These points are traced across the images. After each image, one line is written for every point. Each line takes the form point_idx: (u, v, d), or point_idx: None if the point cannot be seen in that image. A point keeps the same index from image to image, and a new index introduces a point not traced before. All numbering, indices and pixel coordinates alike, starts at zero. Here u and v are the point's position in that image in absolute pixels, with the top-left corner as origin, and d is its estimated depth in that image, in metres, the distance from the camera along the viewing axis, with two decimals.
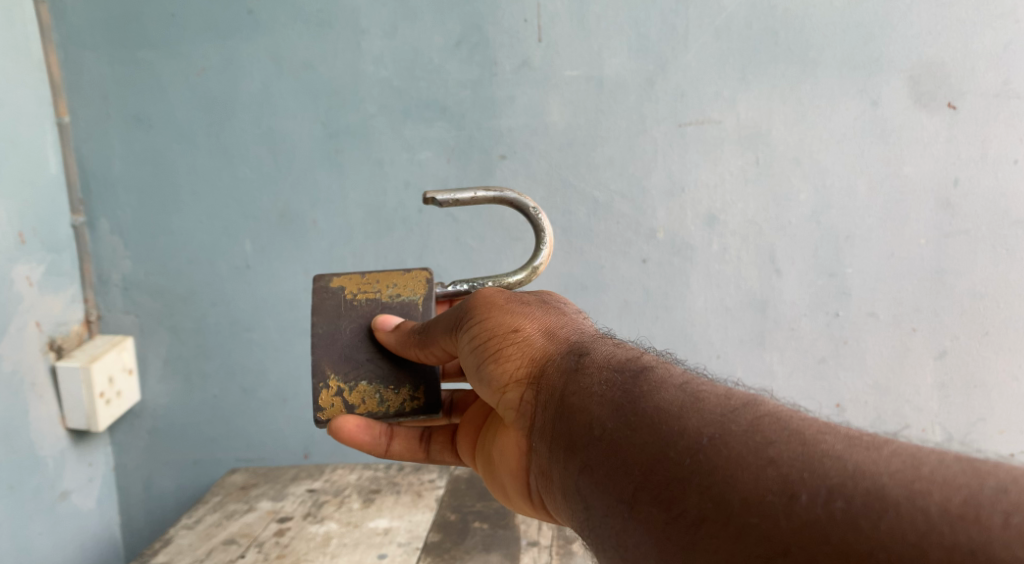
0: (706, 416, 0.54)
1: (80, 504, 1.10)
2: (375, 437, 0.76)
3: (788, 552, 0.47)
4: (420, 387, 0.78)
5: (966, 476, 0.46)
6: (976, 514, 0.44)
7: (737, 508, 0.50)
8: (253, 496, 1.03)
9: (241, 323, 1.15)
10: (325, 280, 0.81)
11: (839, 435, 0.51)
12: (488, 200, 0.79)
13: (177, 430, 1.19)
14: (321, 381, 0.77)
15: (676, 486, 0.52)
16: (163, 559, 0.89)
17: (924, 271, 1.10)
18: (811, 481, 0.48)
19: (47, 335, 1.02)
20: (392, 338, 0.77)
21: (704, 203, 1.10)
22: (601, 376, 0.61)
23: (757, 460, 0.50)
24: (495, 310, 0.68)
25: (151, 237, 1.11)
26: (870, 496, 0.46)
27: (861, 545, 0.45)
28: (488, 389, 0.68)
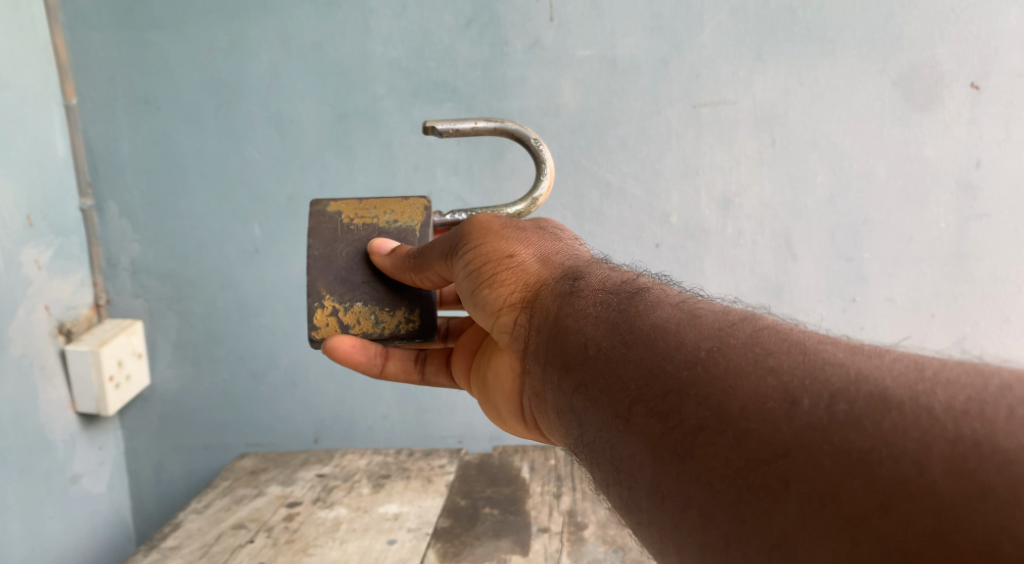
0: (705, 332, 0.49)
1: (91, 488, 1.10)
2: (370, 358, 0.73)
3: (788, 455, 0.42)
4: (416, 309, 0.74)
5: (969, 375, 0.41)
6: (981, 408, 0.39)
7: (734, 414, 0.44)
8: (262, 481, 1.03)
9: (249, 307, 1.14)
10: (322, 204, 0.77)
11: (840, 345, 0.46)
12: (492, 130, 0.77)
13: (187, 414, 1.19)
14: (315, 301, 0.74)
15: (672, 397, 0.47)
16: (172, 543, 0.89)
17: (944, 256, 1.08)
18: (812, 386, 0.43)
19: (56, 319, 1.02)
20: (387, 261, 0.73)
21: (719, 186, 1.08)
22: (597, 299, 0.57)
23: (756, 369, 0.45)
24: (490, 237, 0.64)
25: (159, 220, 1.10)
26: (873, 397, 0.41)
27: (862, 443, 0.40)
28: (483, 314, 0.65)
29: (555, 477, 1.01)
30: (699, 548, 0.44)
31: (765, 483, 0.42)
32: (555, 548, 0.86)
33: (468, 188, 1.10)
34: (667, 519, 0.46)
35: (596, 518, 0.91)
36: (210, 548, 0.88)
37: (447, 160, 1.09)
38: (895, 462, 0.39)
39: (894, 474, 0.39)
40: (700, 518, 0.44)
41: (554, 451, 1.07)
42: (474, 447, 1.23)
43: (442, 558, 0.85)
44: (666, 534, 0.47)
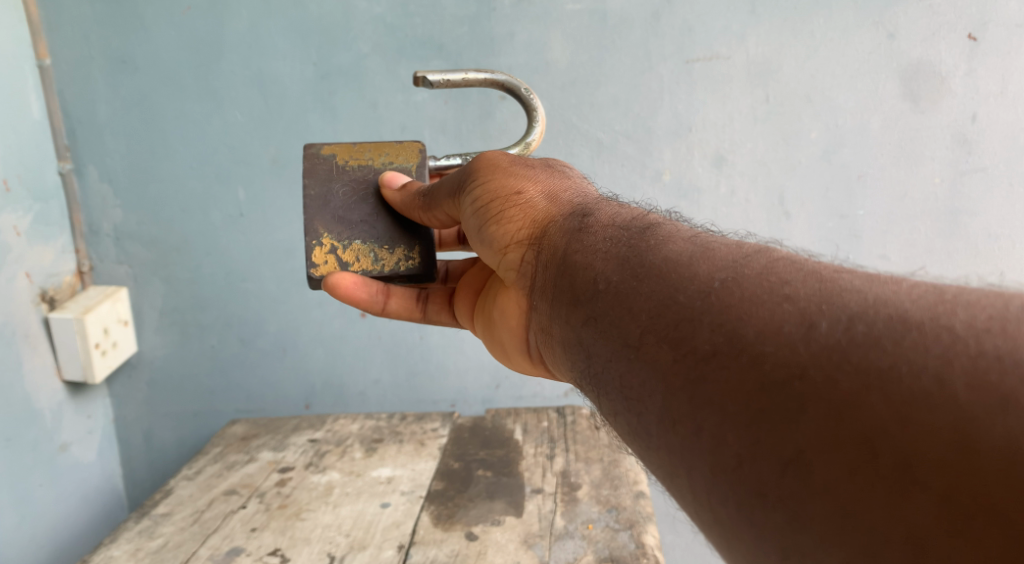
0: (718, 263, 0.45)
1: (80, 456, 1.09)
2: (373, 296, 0.71)
3: (805, 375, 0.37)
4: (417, 247, 0.72)
5: (989, 297, 0.36)
6: (1005, 326, 0.34)
7: (748, 339, 0.40)
8: (253, 447, 1.02)
9: (236, 273, 1.12)
10: (315, 148, 0.74)
11: (859, 275, 0.40)
12: (483, 82, 0.75)
13: (176, 381, 1.18)
14: (314, 238, 0.71)
15: (684, 324, 0.43)
16: (164, 509, 0.88)
17: (938, 212, 1.08)
18: (831, 310, 0.38)
19: (38, 286, 1.00)
20: (398, 197, 0.71)
21: (712, 143, 1.07)
22: (605, 235, 0.53)
23: (771, 296, 0.41)
24: (498, 172, 0.61)
25: (141, 184, 1.07)
26: (894, 319, 0.36)
27: (880, 361, 0.35)
28: (489, 251, 0.62)
29: (548, 439, 1.01)
30: (709, 472, 0.39)
31: (779, 406, 0.37)
32: (550, 509, 0.86)
33: (457, 149, 1.08)
34: (677, 445, 0.42)
35: (590, 478, 0.91)
36: (202, 514, 0.87)
37: (434, 120, 1.06)
38: (915, 379, 0.34)
39: (913, 390, 0.34)
40: (710, 441, 0.39)
41: (547, 413, 1.08)
42: (467, 411, 1.22)
43: (436, 520, 0.85)
44: (674, 460, 0.42)
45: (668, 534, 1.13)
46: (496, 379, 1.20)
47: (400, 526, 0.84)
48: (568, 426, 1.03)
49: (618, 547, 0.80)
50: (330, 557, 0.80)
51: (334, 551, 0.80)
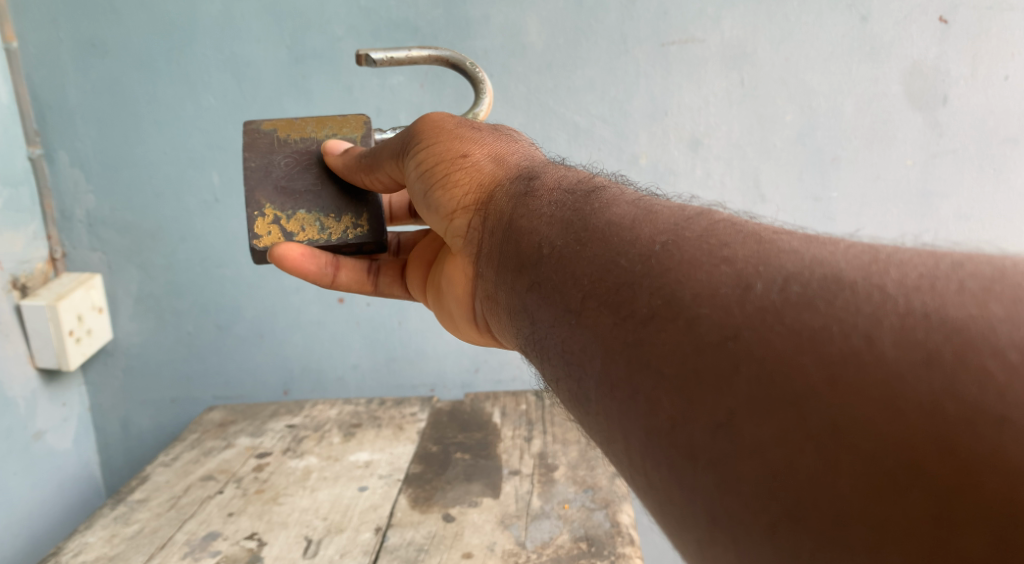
0: (660, 226, 0.45)
1: (56, 444, 1.09)
2: (321, 267, 0.70)
3: (739, 337, 0.36)
4: (364, 215, 0.72)
5: (921, 256, 0.36)
6: (933, 284, 0.34)
7: (684, 302, 0.39)
8: (230, 433, 1.02)
9: (212, 259, 1.11)
10: (256, 125, 0.74)
11: (796, 235, 0.40)
12: (428, 60, 0.74)
13: (153, 368, 1.17)
14: (256, 210, 0.70)
15: (625, 289, 0.42)
16: (140, 495, 0.88)
17: (911, 194, 1.09)
18: (766, 272, 0.38)
19: (9, 273, 0.98)
20: (339, 161, 0.70)
21: (688, 127, 1.07)
22: (552, 199, 0.53)
23: (710, 258, 0.40)
24: (443, 135, 0.61)
25: (114, 170, 1.06)
26: (827, 279, 0.36)
27: (813, 321, 0.34)
28: (436, 216, 0.62)
29: (526, 422, 1.02)
30: (644, 436, 0.39)
31: (712, 368, 0.36)
32: (527, 490, 0.87)
33: None
34: (616, 410, 0.41)
35: (567, 459, 0.92)
36: (179, 500, 0.87)
37: (409, 103, 1.06)
38: (844, 338, 0.33)
39: (842, 349, 0.33)
40: (646, 404, 0.39)
41: (525, 397, 1.08)
42: (447, 395, 1.22)
43: (414, 502, 0.85)
44: (613, 423, 0.41)
45: (646, 514, 1.15)
46: (474, 362, 1.20)
47: (378, 509, 0.84)
48: (546, 409, 1.04)
49: (592, 526, 0.81)
50: (308, 540, 0.80)
51: (312, 534, 0.81)
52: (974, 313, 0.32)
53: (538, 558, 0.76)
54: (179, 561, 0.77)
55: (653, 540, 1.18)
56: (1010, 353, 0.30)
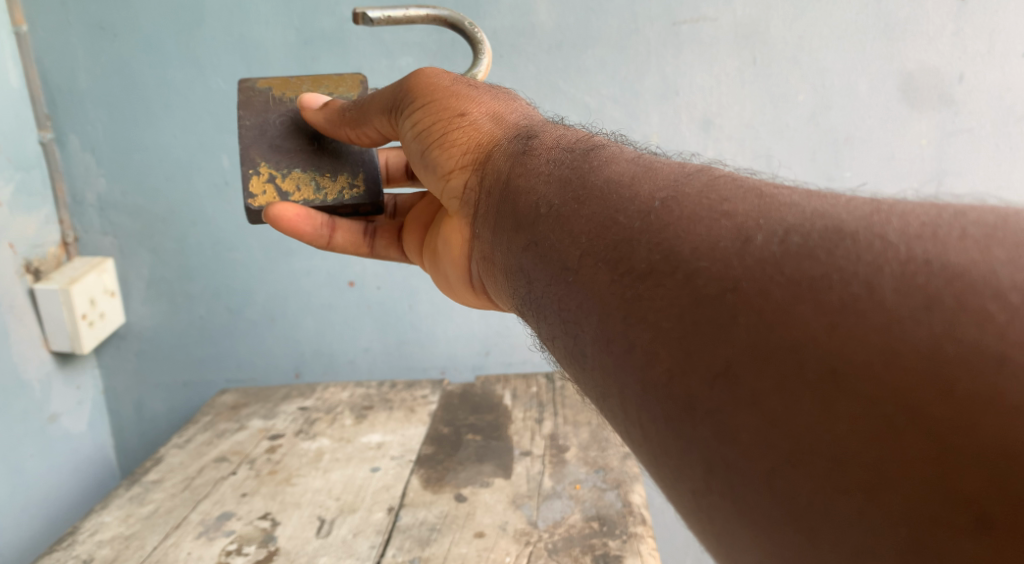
0: (659, 183, 0.44)
1: (71, 427, 1.10)
2: (317, 229, 0.70)
3: (738, 289, 0.35)
4: (359, 175, 0.71)
5: (923, 208, 0.35)
6: (935, 232, 0.33)
7: (683, 256, 0.38)
8: (243, 415, 1.03)
9: (223, 242, 1.12)
10: (252, 83, 0.74)
11: (798, 191, 0.40)
12: (426, 19, 0.74)
13: (165, 351, 1.18)
14: (251, 168, 0.70)
15: (623, 245, 0.42)
16: (154, 477, 0.89)
17: (925, 172, 1.08)
18: (767, 224, 0.37)
19: (23, 257, 0.99)
20: (320, 115, 0.69)
21: (700, 107, 1.06)
22: (550, 159, 0.53)
23: (709, 212, 0.39)
24: (440, 95, 0.60)
25: (125, 153, 1.06)
26: (828, 230, 0.35)
27: (813, 270, 0.34)
28: (433, 177, 0.62)
29: (537, 403, 1.02)
30: (640, 389, 0.39)
31: (711, 319, 0.36)
32: (539, 471, 0.87)
33: None
34: (612, 364, 0.41)
35: (578, 440, 0.92)
36: (192, 481, 0.88)
37: None
38: (844, 286, 0.33)
39: (842, 297, 0.33)
40: (644, 357, 0.38)
41: (536, 379, 1.09)
42: (458, 378, 1.23)
43: (426, 483, 0.86)
44: (609, 378, 0.41)
45: (657, 496, 1.15)
46: (485, 345, 1.20)
47: (390, 490, 0.85)
48: (556, 390, 1.04)
49: (605, 505, 0.81)
50: (321, 520, 0.80)
51: (324, 515, 0.81)
52: (976, 259, 0.31)
53: (551, 538, 0.77)
54: (193, 540, 0.78)
55: (665, 522, 1.19)
56: (1012, 295, 0.30)
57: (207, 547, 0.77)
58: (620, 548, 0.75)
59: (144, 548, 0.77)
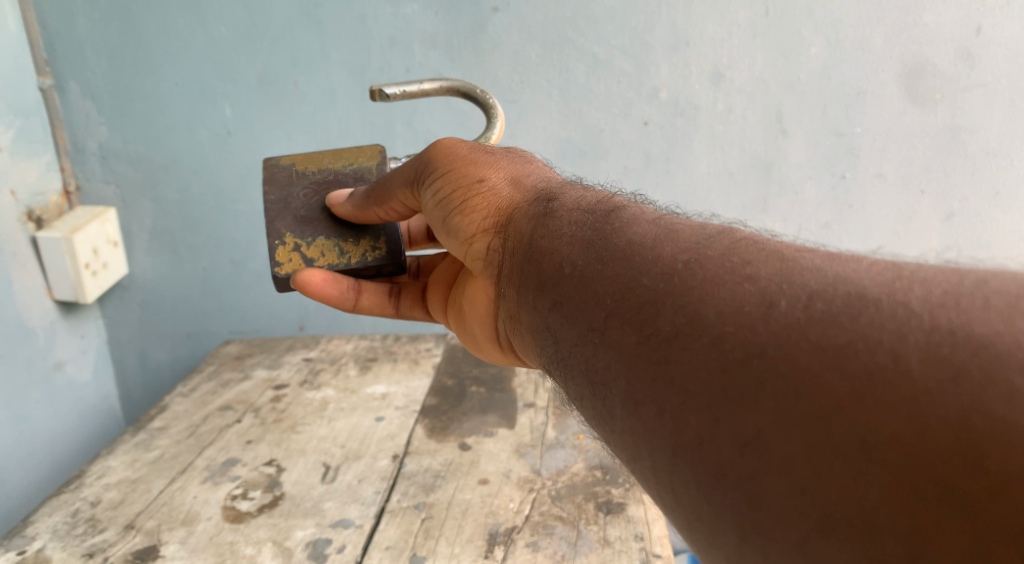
0: (681, 244, 0.45)
1: (76, 375, 1.10)
2: (344, 292, 0.68)
3: (764, 354, 0.37)
4: (382, 237, 0.70)
5: (944, 274, 0.37)
6: (958, 301, 0.35)
7: (710, 319, 0.40)
8: (248, 365, 1.04)
9: (226, 193, 1.11)
10: (275, 160, 0.73)
11: (818, 254, 0.41)
12: (441, 91, 0.73)
13: (169, 302, 1.18)
14: (275, 238, 0.68)
15: (648, 307, 0.43)
16: (160, 424, 0.90)
17: (938, 128, 1.06)
18: (790, 290, 0.39)
19: (24, 204, 0.98)
20: (346, 207, 0.68)
21: (711, 59, 1.04)
22: (571, 217, 0.52)
23: (733, 276, 0.41)
24: (458, 162, 0.60)
25: (126, 101, 1.05)
26: (851, 296, 0.37)
27: (838, 338, 0.36)
28: (456, 242, 0.61)
29: None
30: (670, 452, 0.39)
31: (739, 384, 0.37)
32: (541, 422, 0.88)
33: (448, 64, 1.04)
34: (642, 427, 0.41)
35: None
36: (198, 428, 0.89)
37: (424, 33, 1.03)
38: (870, 355, 0.35)
39: (868, 365, 0.34)
40: (673, 420, 0.39)
41: None
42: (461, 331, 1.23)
43: (430, 432, 0.87)
44: (639, 441, 0.41)
45: None
46: None
47: (395, 438, 0.86)
48: None
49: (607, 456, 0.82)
50: (326, 466, 0.82)
51: (330, 461, 0.82)
52: (1001, 330, 0.33)
53: (554, 485, 0.78)
54: (200, 484, 0.79)
55: None
56: None
57: (213, 491, 0.78)
58: (623, 495, 0.76)
59: (150, 491, 0.78)
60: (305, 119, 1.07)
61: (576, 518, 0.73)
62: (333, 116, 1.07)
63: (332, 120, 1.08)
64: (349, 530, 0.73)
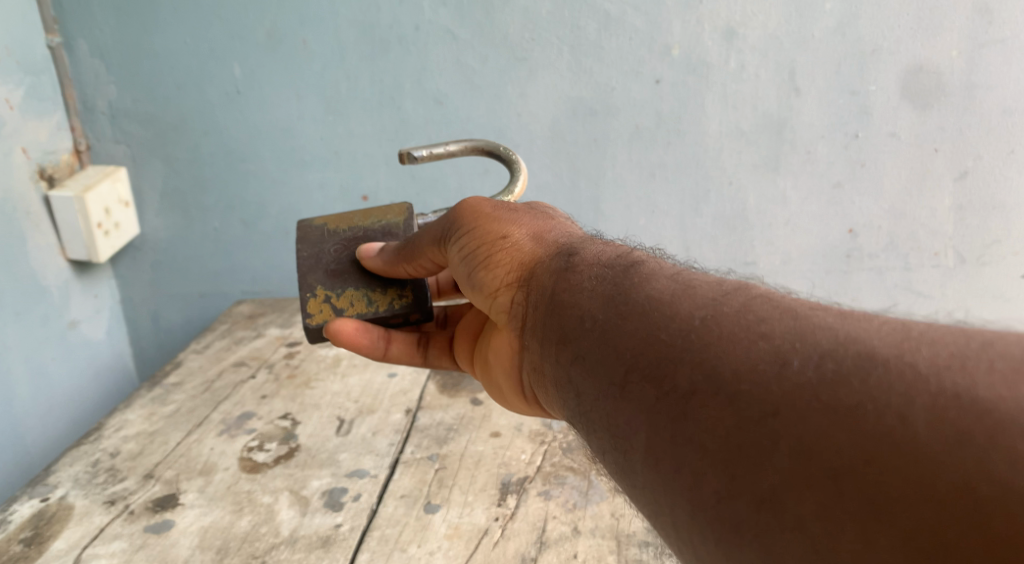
0: (698, 300, 0.45)
1: (90, 334, 1.12)
2: (373, 340, 0.68)
3: (778, 413, 0.38)
4: (408, 286, 0.68)
5: (953, 334, 0.37)
6: (964, 364, 0.36)
7: (725, 377, 0.40)
8: (261, 324, 1.06)
9: (236, 153, 1.11)
10: (307, 220, 0.73)
11: (832, 310, 0.41)
12: (465, 151, 0.73)
13: (181, 263, 1.19)
14: (306, 290, 0.68)
15: (666, 364, 0.43)
16: (175, 379, 0.92)
17: (954, 85, 1.04)
18: (803, 348, 0.39)
19: (36, 163, 0.98)
20: (376, 261, 0.67)
21: (724, 16, 1.02)
22: (591, 270, 0.52)
23: (748, 334, 0.41)
24: (482, 220, 0.58)
25: (135, 60, 1.04)
26: (862, 356, 0.37)
27: (847, 400, 0.37)
28: (479, 296, 0.60)
29: None
30: (689, 509, 0.41)
31: (752, 443, 0.38)
32: None
33: (458, 20, 1.03)
34: (662, 484, 0.42)
35: None
36: (213, 383, 0.91)
37: None
38: (878, 417, 0.36)
39: (877, 429, 0.35)
40: (691, 477, 0.40)
41: None
42: None
43: (443, 387, 0.88)
44: (661, 496, 0.42)
45: None
46: None
47: (408, 393, 0.88)
48: None
49: None
50: (341, 420, 0.84)
51: (344, 415, 0.84)
52: (1005, 394, 0.34)
53: (564, 438, 0.80)
54: (216, 437, 0.81)
55: None
56: None
57: (229, 443, 0.80)
58: None
59: (167, 443, 0.80)
60: (315, 79, 1.06)
61: (587, 469, 0.75)
62: (343, 75, 1.06)
63: (341, 80, 1.06)
64: (364, 480, 0.75)
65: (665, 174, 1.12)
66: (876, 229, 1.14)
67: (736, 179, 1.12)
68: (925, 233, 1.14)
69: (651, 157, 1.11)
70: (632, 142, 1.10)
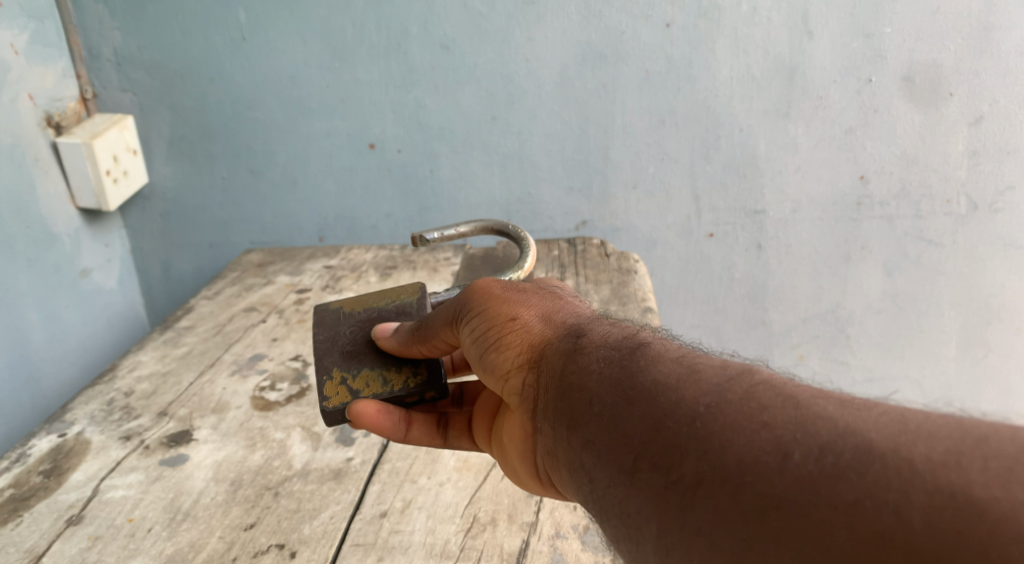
0: (703, 385, 0.42)
1: (102, 282, 1.13)
2: (395, 421, 0.61)
3: (780, 507, 0.36)
4: (424, 363, 0.62)
5: (949, 427, 0.35)
6: (959, 461, 0.33)
7: (730, 468, 0.38)
8: (270, 272, 1.06)
9: (242, 101, 1.10)
10: (323, 306, 0.69)
11: (834, 398, 0.39)
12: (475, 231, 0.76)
13: (189, 212, 1.19)
14: (322, 373, 0.62)
15: (673, 451, 0.40)
16: (187, 323, 0.94)
17: (972, 26, 1.02)
18: (804, 439, 0.37)
19: (43, 109, 0.98)
20: (392, 342, 0.61)
21: None
22: (599, 347, 0.48)
23: (750, 422, 0.39)
24: (491, 299, 0.54)
25: (140, 5, 1.04)
26: (860, 450, 0.35)
27: (847, 495, 0.34)
28: (489, 378, 0.54)
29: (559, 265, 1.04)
30: None
31: (757, 539, 0.36)
32: None
33: None
34: None
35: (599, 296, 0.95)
36: (224, 327, 0.93)
37: None
38: (877, 513, 0.33)
39: (875, 526, 0.33)
40: None
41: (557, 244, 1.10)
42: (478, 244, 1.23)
43: None
44: None
45: None
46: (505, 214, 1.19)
47: None
48: (578, 254, 1.07)
49: None
50: None
51: None
52: (1000, 496, 0.32)
53: None
54: (228, 377, 0.83)
55: None
56: None
57: (241, 383, 0.82)
58: None
59: (181, 383, 0.83)
60: (320, 23, 1.04)
61: None
62: (348, 20, 1.04)
63: (347, 25, 1.04)
64: None
65: (676, 123, 1.10)
66: (887, 176, 1.13)
67: (746, 126, 1.10)
68: (937, 179, 1.12)
69: (661, 104, 1.09)
70: (642, 88, 1.08)
